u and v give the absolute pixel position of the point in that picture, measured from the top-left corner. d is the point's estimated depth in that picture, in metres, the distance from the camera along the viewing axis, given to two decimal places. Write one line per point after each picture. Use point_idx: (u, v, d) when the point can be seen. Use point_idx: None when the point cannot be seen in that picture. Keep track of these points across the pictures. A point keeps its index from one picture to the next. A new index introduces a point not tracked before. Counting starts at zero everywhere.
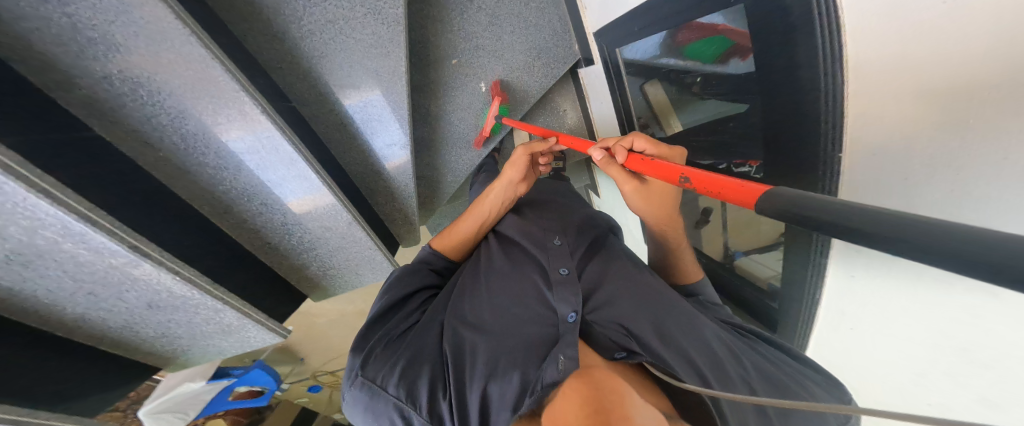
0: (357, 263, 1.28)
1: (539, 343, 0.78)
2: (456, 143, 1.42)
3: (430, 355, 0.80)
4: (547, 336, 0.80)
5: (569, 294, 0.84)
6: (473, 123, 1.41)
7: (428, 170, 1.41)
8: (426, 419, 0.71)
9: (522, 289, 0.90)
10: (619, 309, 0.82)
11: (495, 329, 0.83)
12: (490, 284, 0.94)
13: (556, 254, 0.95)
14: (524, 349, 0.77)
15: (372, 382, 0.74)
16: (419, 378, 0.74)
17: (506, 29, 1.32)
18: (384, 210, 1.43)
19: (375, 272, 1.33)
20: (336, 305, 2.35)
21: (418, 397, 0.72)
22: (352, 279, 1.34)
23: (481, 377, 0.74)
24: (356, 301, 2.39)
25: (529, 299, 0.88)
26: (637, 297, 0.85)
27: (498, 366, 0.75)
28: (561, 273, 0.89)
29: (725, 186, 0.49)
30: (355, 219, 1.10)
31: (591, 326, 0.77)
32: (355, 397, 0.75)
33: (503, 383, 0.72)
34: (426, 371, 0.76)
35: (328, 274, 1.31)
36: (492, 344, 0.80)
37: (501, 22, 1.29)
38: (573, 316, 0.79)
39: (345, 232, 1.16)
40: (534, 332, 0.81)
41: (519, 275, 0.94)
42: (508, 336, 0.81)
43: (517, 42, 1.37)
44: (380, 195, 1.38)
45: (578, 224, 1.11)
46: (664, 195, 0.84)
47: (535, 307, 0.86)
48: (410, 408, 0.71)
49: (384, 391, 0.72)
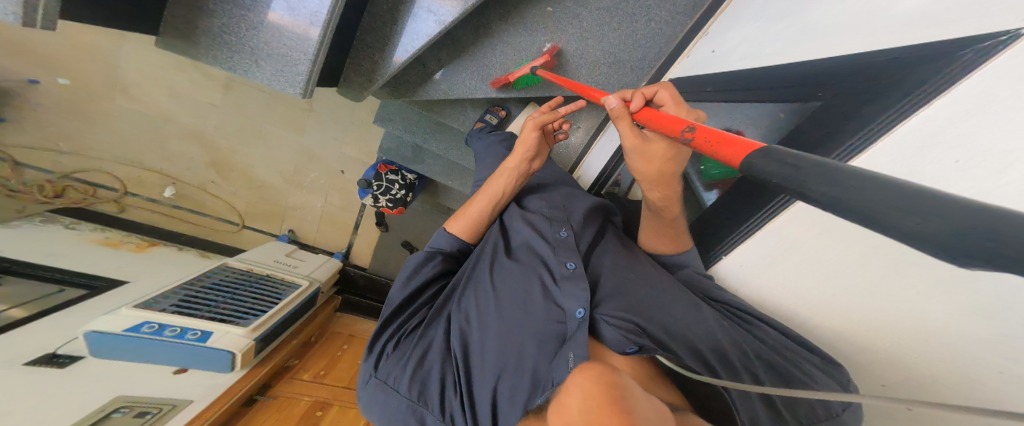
0: (278, 62, 0.85)
1: (545, 341, 0.73)
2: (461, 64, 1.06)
3: (437, 358, 0.80)
4: (551, 335, 0.74)
5: (576, 284, 0.77)
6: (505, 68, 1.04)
7: (434, 64, 1.09)
8: (440, 418, 0.73)
9: (528, 287, 0.83)
10: (619, 308, 0.72)
11: (502, 326, 0.79)
12: (502, 273, 0.89)
13: (563, 246, 0.85)
14: (533, 347, 0.74)
15: (388, 383, 0.76)
16: (428, 381, 0.76)
17: (618, 31, 0.93)
18: (359, 63, 1.10)
19: (286, 86, 0.86)
20: (161, 100, 1.51)
21: (430, 397, 0.74)
22: (259, 76, 0.88)
23: (490, 375, 0.75)
24: (202, 118, 1.53)
25: (534, 293, 0.81)
26: (655, 289, 0.76)
27: (506, 362, 0.74)
28: (569, 268, 0.80)
29: (722, 139, 0.38)
30: (324, 31, 0.78)
31: (602, 324, 0.70)
32: (372, 395, 0.78)
33: (514, 376, 0.72)
34: (437, 376, 0.77)
35: (227, 45, 0.85)
36: (499, 345, 0.77)
37: (621, 21, 0.90)
38: (580, 312, 0.70)
39: (298, 21, 0.79)
40: (537, 328, 0.76)
41: (526, 271, 0.87)
42: (515, 335, 0.76)
43: (611, 55, 0.98)
44: (366, 49, 1.06)
45: (586, 203, 1.01)
46: (675, 162, 0.67)
47: (540, 307, 0.79)
48: (422, 406, 0.73)
49: (401, 392, 0.74)
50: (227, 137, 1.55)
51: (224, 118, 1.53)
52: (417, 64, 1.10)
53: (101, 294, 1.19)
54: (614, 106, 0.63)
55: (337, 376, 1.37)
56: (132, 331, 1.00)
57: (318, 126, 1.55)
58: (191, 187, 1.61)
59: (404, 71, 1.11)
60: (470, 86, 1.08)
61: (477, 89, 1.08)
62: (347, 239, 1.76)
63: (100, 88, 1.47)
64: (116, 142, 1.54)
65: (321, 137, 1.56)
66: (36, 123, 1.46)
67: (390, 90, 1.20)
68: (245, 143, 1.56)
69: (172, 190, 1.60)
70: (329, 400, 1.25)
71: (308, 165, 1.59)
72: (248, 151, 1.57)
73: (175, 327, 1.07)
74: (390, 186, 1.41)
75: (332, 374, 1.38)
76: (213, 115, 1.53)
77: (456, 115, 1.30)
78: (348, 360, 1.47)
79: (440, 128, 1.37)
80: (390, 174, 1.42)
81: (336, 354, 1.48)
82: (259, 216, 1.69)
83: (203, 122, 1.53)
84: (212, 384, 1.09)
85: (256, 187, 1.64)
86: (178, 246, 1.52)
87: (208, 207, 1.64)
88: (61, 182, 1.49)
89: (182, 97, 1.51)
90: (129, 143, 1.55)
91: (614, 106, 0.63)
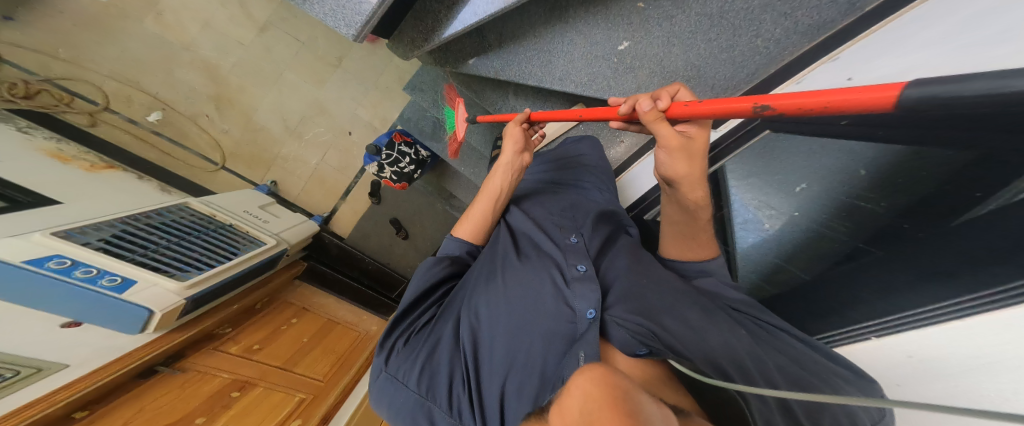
0: (331, 5, 0.88)
1: (553, 340, 0.59)
2: (525, 56, 1.00)
3: (445, 353, 0.65)
4: (560, 336, 0.59)
5: (586, 285, 0.63)
6: (566, 73, 0.93)
7: (493, 39, 1.09)
8: (448, 419, 0.59)
9: (535, 281, 0.69)
10: (620, 311, 0.57)
11: (512, 321, 0.65)
12: (505, 264, 0.74)
13: (571, 248, 0.73)
14: (539, 344, 0.60)
15: (394, 377, 0.63)
16: (436, 379, 0.61)
17: (714, 42, 0.68)
18: (419, 20, 1.14)
19: (336, 25, 0.91)
20: (189, 29, 1.42)
21: (438, 390, 0.60)
22: (311, 10, 0.92)
23: (500, 369, 0.61)
24: (222, 53, 1.43)
25: (544, 291, 0.66)
26: (676, 294, 0.62)
27: (518, 356, 0.60)
28: (578, 269, 0.67)
29: (828, 99, 0.34)
30: (381, 10, 0.82)
31: (609, 327, 0.56)
32: (380, 396, 0.64)
33: (525, 373, 0.57)
34: (444, 373, 0.62)
35: None
36: (511, 342, 0.62)
37: (722, 29, 0.65)
38: (591, 313, 0.59)
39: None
40: (545, 324, 0.61)
41: (530, 266, 0.72)
42: (527, 332, 0.62)
43: (693, 67, 0.73)
44: (432, 10, 1.08)
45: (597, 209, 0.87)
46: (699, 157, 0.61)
47: (549, 303, 0.64)
48: (431, 400, 0.59)
49: (407, 388, 0.61)
50: (241, 76, 1.44)
51: (245, 57, 1.43)
52: (477, 35, 1.12)
53: (27, 210, 0.90)
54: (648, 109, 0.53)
55: (272, 354, 1.05)
56: (31, 265, 0.72)
57: (341, 84, 1.45)
58: (180, 116, 1.44)
59: (461, 39, 1.15)
60: (523, 73, 1.02)
61: (529, 76, 1.01)
62: (333, 205, 1.57)
63: (131, 5, 1.40)
64: (120, 57, 1.40)
65: (341, 93, 1.46)
66: (41, 19, 1.33)
67: (440, 56, 1.24)
68: (257, 84, 1.44)
69: (158, 115, 1.43)
70: (249, 379, 0.93)
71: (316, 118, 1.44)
72: (259, 93, 1.45)
73: (92, 268, 0.81)
74: (401, 158, 1.25)
75: (267, 350, 1.06)
76: (236, 53, 1.43)
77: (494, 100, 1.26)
78: (293, 337, 1.16)
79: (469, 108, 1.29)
80: (404, 146, 1.28)
81: (279, 329, 1.17)
82: (244, 160, 1.50)
83: (222, 56, 1.43)
84: (107, 346, 0.83)
85: (252, 130, 1.48)
86: (139, 174, 1.30)
87: (190, 139, 1.45)
88: (38, 84, 1.28)
89: (212, 31, 1.42)
90: (134, 61, 1.41)
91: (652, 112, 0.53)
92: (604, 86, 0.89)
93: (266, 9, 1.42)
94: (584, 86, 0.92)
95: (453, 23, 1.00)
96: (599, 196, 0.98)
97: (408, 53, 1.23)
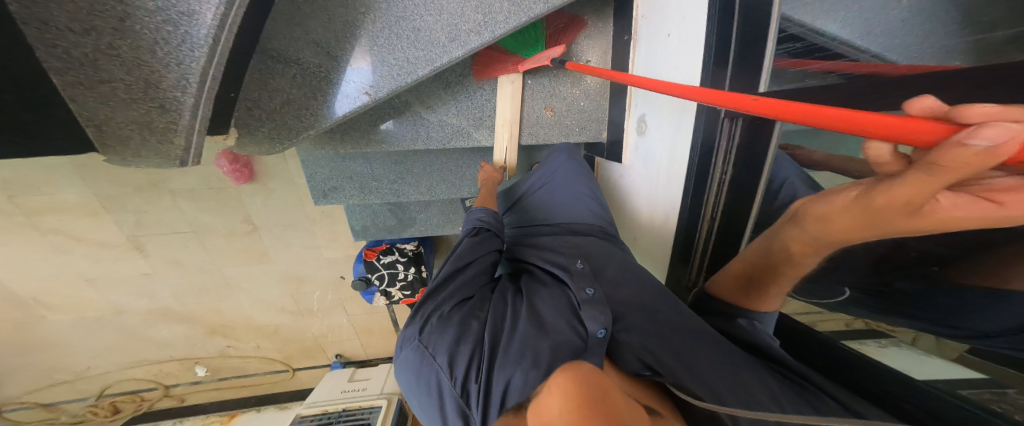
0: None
1: (564, 352, 0.40)
2: (395, 33, 0.55)
3: (469, 334, 0.46)
4: (569, 346, 0.41)
5: (596, 307, 0.47)
6: (450, 26, 0.55)
7: (320, 57, 0.54)
8: (458, 398, 0.42)
9: (560, 290, 0.53)
10: (637, 339, 0.45)
11: (541, 323, 0.46)
12: (529, 275, 0.59)
13: (586, 267, 0.57)
14: (549, 349, 0.40)
15: (426, 348, 0.46)
16: (453, 363, 0.43)
17: None
18: (84, 84, 0.37)
19: None
20: (90, 295, 1.26)
21: (452, 371, 0.43)
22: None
23: (513, 357, 0.41)
24: (152, 295, 1.26)
25: (564, 303, 0.50)
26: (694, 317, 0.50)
27: (535, 348, 0.41)
28: (585, 293, 0.50)
29: None
30: None
31: (619, 351, 0.44)
32: (404, 360, 0.48)
33: (533, 365, 0.38)
34: (460, 350, 0.44)
35: None
36: (535, 338, 0.43)
37: None
38: (603, 331, 0.43)
39: None
40: (567, 331, 0.44)
41: (549, 283, 0.55)
42: (555, 331, 0.44)
43: None
44: (74, 25, 0.33)
45: (615, 247, 0.67)
46: (884, 228, 0.25)
47: (570, 315, 0.47)
48: (445, 384, 0.43)
49: (433, 361, 0.45)
50: (196, 301, 1.28)
51: (172, 284, 1.24)
52: (281, 64, 0.53)
53: None
54: (974, 142, 0.14)
55: None
56: None
57: (277, 243, 1.20)
58: (216, 359, 1.40)
59: (261, 85, 0.55)
60: (406, 62, 0.57)
61: (419, 62, 0.57)
62: None
63: (17, 313, 1.25)
64: (98, 350, 1.38)
65: (292, 253, 1.22)
66: (23, 359, 1.37)
67: (252, 125, 0.58)
68: (221, 298, 1.27)
69: (202, 368, 1.41)
70: None
71: (301, 288, 1.28)
72: (233, 303, 1.28)
73: None
74: (394, 271, 1.03)
75: None
76: (158, 285, 1.25)
77: (411, 132, 0.76)
78: None
79: (403, 159, 0.88)
80: (385, 255, 1.03)
81: None
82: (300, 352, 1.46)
83: (156, 297, 1.27)
84: None
85: (272, 333, 1.36)
86: (258, 407, 1.44)
87: (248, 368, 1.43)
88: (105, 400, 1.47)
89: (115, 282, 1.24)
90: (121, 344, 1.37)
91: (967, 152, 0.14)
92: (511, 6, 0.55)
93: (109, 231, 1.13)
94: (488, 24, 0.56)
95: (194, 44, 0.38)
96: (585, 205, 0.75)
97: (150, 140, 0.43)
